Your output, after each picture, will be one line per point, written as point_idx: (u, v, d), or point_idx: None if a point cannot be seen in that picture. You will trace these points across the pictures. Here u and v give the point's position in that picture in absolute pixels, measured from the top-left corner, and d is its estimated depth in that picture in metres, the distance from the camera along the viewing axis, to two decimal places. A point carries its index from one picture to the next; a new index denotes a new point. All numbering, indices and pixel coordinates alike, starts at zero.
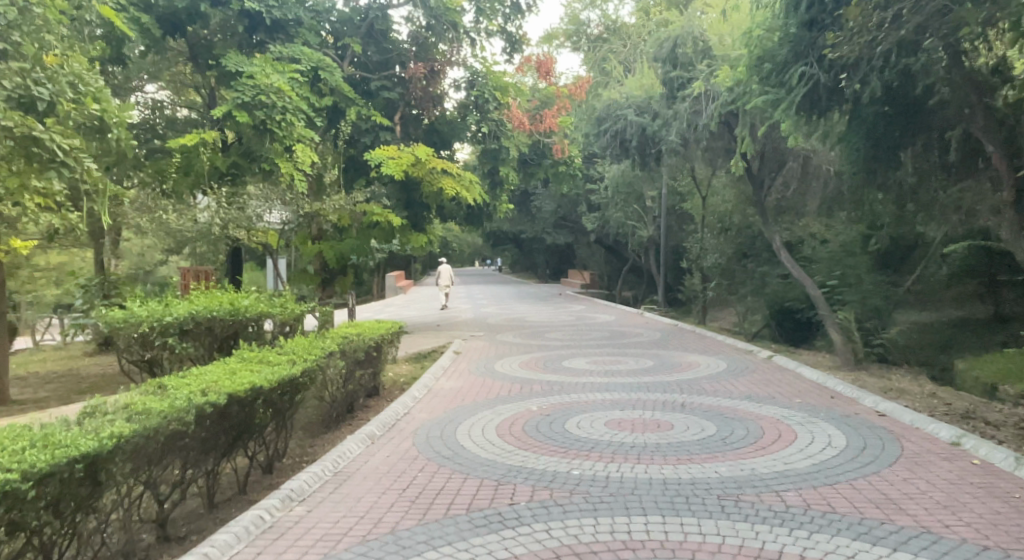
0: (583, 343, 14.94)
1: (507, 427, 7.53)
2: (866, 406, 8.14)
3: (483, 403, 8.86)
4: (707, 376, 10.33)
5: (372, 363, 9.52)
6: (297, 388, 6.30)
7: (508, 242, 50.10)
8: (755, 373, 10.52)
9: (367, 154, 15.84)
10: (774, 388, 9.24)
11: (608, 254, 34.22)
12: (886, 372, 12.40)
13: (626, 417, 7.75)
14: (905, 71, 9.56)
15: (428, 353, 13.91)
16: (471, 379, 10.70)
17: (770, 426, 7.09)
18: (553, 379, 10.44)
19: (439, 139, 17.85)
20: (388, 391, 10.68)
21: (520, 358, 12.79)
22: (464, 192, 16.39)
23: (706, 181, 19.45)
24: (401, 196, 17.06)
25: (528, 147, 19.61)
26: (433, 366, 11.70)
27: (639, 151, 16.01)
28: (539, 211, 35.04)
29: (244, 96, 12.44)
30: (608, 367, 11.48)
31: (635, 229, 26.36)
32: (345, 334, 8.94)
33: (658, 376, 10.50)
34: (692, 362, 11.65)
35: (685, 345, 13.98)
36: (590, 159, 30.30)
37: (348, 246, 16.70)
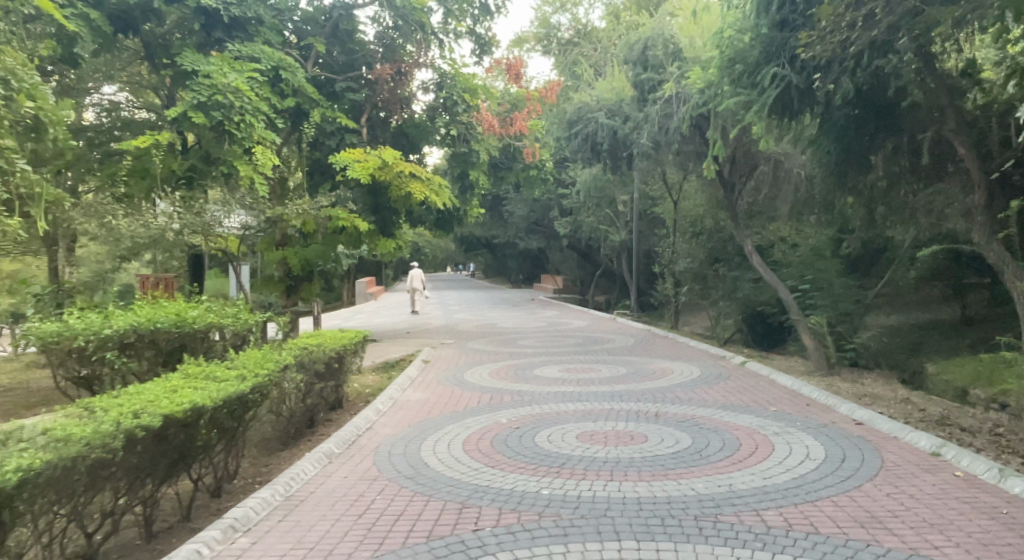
0: (555, 350, 14.64)
1: (474, 442, 7.18)
2: (843, 414, 7.93)
3: (450, 415, 8.49)
4: (681, 384, 10.07)
5: (335, 375, 9.13)
6: (246, 405, 5.93)
7: (481, 247, 49.77)
8: (728, 380, 10.31)
9: (332, 157, 15.42)
10: (749, 396, 9.00)
11: (581, 258, 34.04)
12: (858, 377, 12.29)
13: (598, 429, 7.45)
14: (877, 73, 9.40)
15: (396, 362, 13.51)
16: (439, 389, 10.33)
17: (746, 438, 6.84)
18: (523, 389, 10.11)
19: (407, 142, 17.45)
20: (353, 403, 10.29)
21: (490, 367, 12.44)
22: (433, 197, 16.00)
23: (678, 185, 19.32)
24: (368, 200, 16.66)
25: (499, 151, 19.30)
26: (400, 376, 11.31)
27: (610, 154, 15.78)
28: (511, 216, 34.75)
29: (200, 96, 12.14)
30: (580, 375, 11.18)
31: (607, 234, 26.19)
32: (304, 344, 8.54)
33: (631, 384, 10.22)
34: (665, 369, 11.42)
35: (658, 351, 13.76)
36: (561, 163, 30.10)
37: (313, 252, 16.24)
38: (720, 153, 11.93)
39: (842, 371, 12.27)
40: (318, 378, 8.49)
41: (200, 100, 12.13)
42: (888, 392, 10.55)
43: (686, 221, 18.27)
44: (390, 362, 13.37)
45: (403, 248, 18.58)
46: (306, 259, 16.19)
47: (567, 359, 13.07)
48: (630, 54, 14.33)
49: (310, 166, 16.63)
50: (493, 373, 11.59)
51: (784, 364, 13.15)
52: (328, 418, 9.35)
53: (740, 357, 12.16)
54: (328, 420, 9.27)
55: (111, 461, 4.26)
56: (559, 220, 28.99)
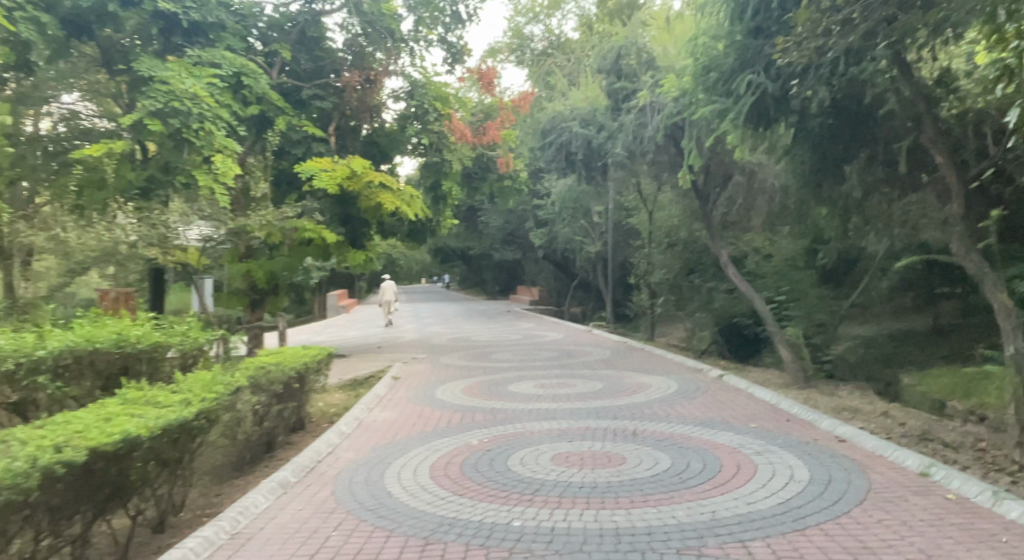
0: (529, 364, 14.25)
1: (442, 467, 6.77)
2: (825, 430, 7.65)
3: (418, 437, 8.05)
4: (657, 400, 9.74)
5: (295, 395, 8.72)
6: (191, 434, 5.53)
7: (457, 259, 49.33)
8: (707, 395, 10.00)
9: (298, 166, 14.95)
10: (728, 411, 8.70)
11: (556, 269, 33.74)
12: (837, 389, 12.07)
13: (573, 451, 7.08)
14: (853, 81, 9.21)
15: (365, 379, 13.07)
16: (408, 408, 9.88)
17: (728, 458, 6.51)
18: (495, 407, 9.70)
19: (378, 152, 17.07)
20: (316, 424, 9.85)
21: (462, 383, 12.01)
22: (404, 208, 15.62)
23: (653, 196, 19.11)
24: (336, 210, 16.19)
25: (472, 160, 18.94)
26: (367, 395, 10.84)
27: (584, 164, 15.51)
28: (485, 227, 34.38)
29: (156, 103, 11.64)
30: (554, 390, 10.81)
31: (582, 245, 25.94)
32: (262, 363, 8.09)
33: (607, 400, 9.86)
34: (642, 384, 11.09)
35: (634, 364, 13.44)
36: (536, 174, 29.84)
37: (280, 265, 15.89)
38: (695, 163, 11.68)
39: (820, 384, 12.04)
40: (276, 399, 8.03)
41: (157, 107, 11.65)
42: (868, 405, 10.33)
43: (662, 232, 18.05)
44: (358, 380, 12.90)
45: (374, 260, 18.10)
46: (272, 272, 15.82)
47: (541, 374, 12.69)
48: (604, 63, 14.09)
49: (277, 177, 16.16)
50: (464, 390, 11.16)
51: (761, 377, 12.90)
52: (289, 441, 8.92)
53: (718, 370, 11.89)
54: (289, 443, 8.84)
55: (24, 499, 3.95)
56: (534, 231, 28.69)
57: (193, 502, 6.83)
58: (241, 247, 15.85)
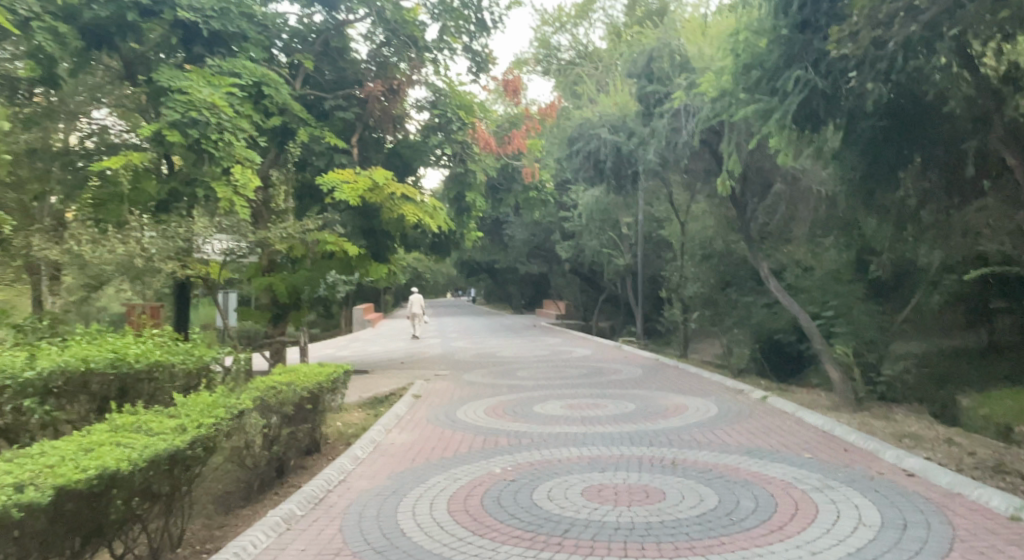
0: (557, 382, 13.60)
1: (462, 500, 6.17)
2: (887, 463, 6.93)
3: (439, 463, 7.49)
4: (695, 424, 9.05)
5: (309, 416, 8.21)
6: (186, 466, 5.03)
7: (482, 272, 48.84)
8: (750, 419, 9.30)
9: (320, 178, 14.56)
10: (775, 439, 7.99)
11: (583, 283, 33.08)
12: (888, 412, 11.28)
13: (606, 483, 6.44)
14: (911, 78, 8.54)
15: (386, 397, 12.58)
16: (427, 430, 9.30)
17: (782, 496, 5.84)
18: (521, 430, 9.08)
19: (402, 164, 16.56)
20: (331, 446, 9.34)
21: (487, 402, 11.43)
22: (427, 220, 15.21)
23: (684, 207, 18.44)
24: (359, 222, 15.79)
25: (497, 172, 18.40)
26: (386, 414, 10.29)
27: (615, 173, 14.89)
28: (511, 240, 33.85)
29: (174, 114, 11.27)
30: (583, 413, 10.16)
31: (611, 258, 25.28)
32: (272, 384, 7.57)
33: (641, 424, 9.19)
34: (677, 406, 10.40)
35: (668, 383, 12.74)
36: (563, 186, 29.27)
37: (303, 279, 15.64)
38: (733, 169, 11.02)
39: (871, 405, 11.25)
40: (286, 422, 7.51)
41: (176, 117, 11.30)
42: (927, 432, 9.55)
43: (695, 244, 17.34)
44: (379, 398, 12.42)
45: (397, 273, 17.69)
46: (294, 286, 15.55)
47: (570, 392, 12.03)
48: (634, 67, 13.50)
49: (299, 189, 15.81)
50: (488, 410, 10.54)
51: (805, 397, 12.14)
52: (303, 464, 8.43)
53: (759, 391, 11.16)
54: (302, 468, 8.32)
55: None
56: (560, 244, 28.08)
57: (193, 534, 6.31)
58: (264, 260, 15.75)
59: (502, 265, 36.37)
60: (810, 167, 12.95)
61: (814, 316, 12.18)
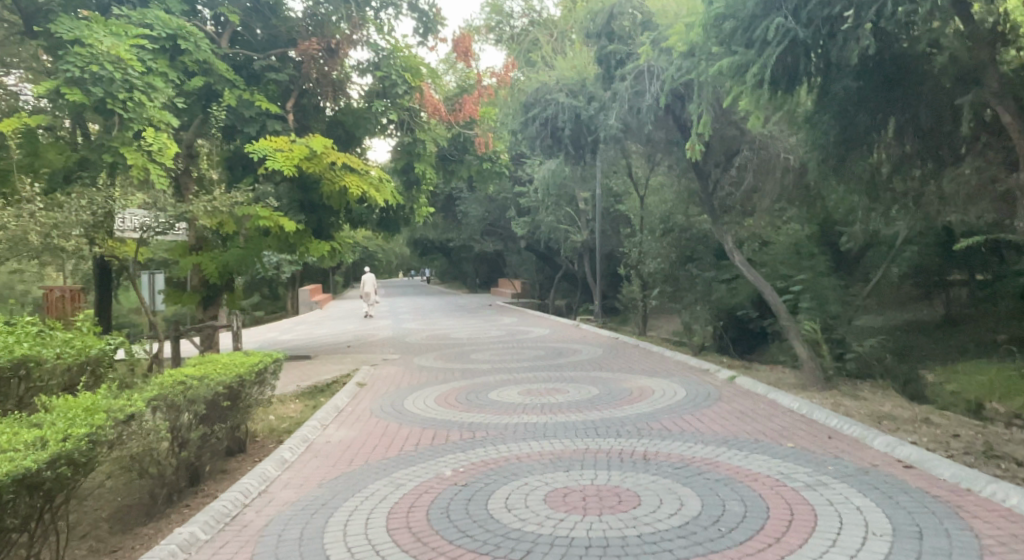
0: (512, 365, 12.72)
1: (404, 514, 5.21)
2: (879, 451, 6.21)
3: (378, 465, 6.50)
4: (663, 410, 8.25)
5: (227, 413, 7.17)
6: (42, 491, 4.08)
7: (436, 251, 47.61)
8: (722, 402, 8.55)
9: (248, 146, 13.35)
10: (752, 426, 7.22)
11: (539, 260, 32.23)
12: (860, 389, 10.71)
13: (572, 486, 5.56)
14: (897, 26, 7.78)
15: (327, 385, 11.64)
16: (368, 425, 8.30)
17: (772, 499, 5.07)
18: (473, 423, 8.15)
19: (344, 132, 15.53)
20: (259, 446, 8.34)
21: (437, 390, 10.48)
22: (371, 192, 14.17)
23: (644, 179, 17.66)
24: (296, 196, 14.66)
25: (448, 141, 17.16)
26: (324, 406, 9.26)
27: (572, 142, 14.00)
28: (465, 218, 32.76)
29: (74, 68, 10.31)
30: (541, 399, 9.28)
31: (568, 234, 24.47)
32: (178, 379, 6.49)
33: (605, 411, 8.35)
34: (642, 390, 9.61)
35: (629, 364, 12.00)
36: (517, 160, 28.23)
37: (235, 258, 14.55)
38: (702, 133, 10.21)
39: (841, 383, 10.67)
40: (195, 422, 6.46)
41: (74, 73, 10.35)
42: (906, 412, 8.94)
43: (655, 217, 16.60)
44: (319, 386, 11.46)
45: (342, 253, 16.62)
46: (225, 265, 14.46)
47: (525, 377, 11.16)
48: (592, 26, 12.64)
49: (230, 161, 14.56)
50: (437, 399, 9.58)
51: (771, 375, 11.56)
52: (222, 469, 7.42)
53: (726, 371, 10.49)
54: (222, 474, 7.31)
55: None
56: (515, 220, 27.10)
57: None
58: (193, 239, 14.76)
59: (456, 244, 35.27)
60: (776, 133, 12.25)
61: (779, 291, 11.62)
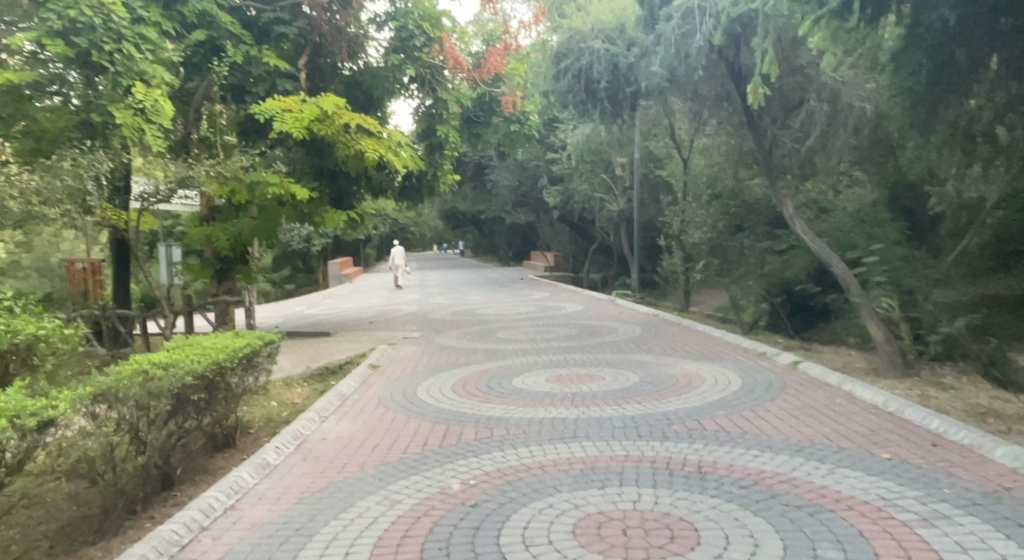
0: (542, 345, 11.56)
1: (393, 550, 4.07)
2: (1002, 465, 4.86)
3: (376, 473, 5.41)
4: (715, 405, 6.97)
5: (206, 406, 6.22)
6: None
7: (467, 223, 46.50)
8: (786, 394, 7.25)
9: (254, 106, 12.33)
10: (830, 427, 5.91)
11: (573, 232, 30.83)
12: (942, 375, 9.27)
13: (609, 511, 4.38)
14: None
15: (339, 366, 10.79)
16: (371, 418, 7.21)
17: (876, 540, 3.82)
18: (492, 417, 6.99)
19: (362, 94, 14.39)
20: (250, 441, 7.35)
21: (457, 374, 9.38)
22: (389, 156, 13.05)
23: (687, 141, 16.20)
24: (310, 161, 13.58)
25: (472, 101, 15.84)
26: (329, 392, 8.23)
27: (610, 97, 12.56)
28: (495, 187, 31.39)
29: (53, 16, 9.51)
30: (572, 388, 8.08)
31: (603, 203, 23.04)
32: (137, 372, 5.57)
33: (645, 405, 7.12)
34: (689, 377, 8.34)
35: (672, 345, 10.74)
36: (551, 125, 26.83)
37: (246, 230, 13.71)
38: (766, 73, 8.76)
39: (920, 367, 9.25)
40: (157, 422, 5.53)
41: (57, 23, 9.57)
42: (1007, 405, 7.52)
43: (701, 181, 15.13)
44: (330, 367, 10.60)
45: (362, 223, 15.57)
46: (236, 236, 13.82)
47: (555, 360, 9.97)
48: None
49: (242, 124, 13.51)
50: (454, 386, 8.45)
51: (834, 359, 10.22)
52: (204, 467, 6.52)
53: (786, 354, 9.19)
54: (204, 473, 6.40)
55: None
56: (547, 189, 25.76)
57: None
58: (204, 207, 14.56)
59: (487, 215, 34.01)
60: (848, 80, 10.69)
61: (845, 264, 10.27)
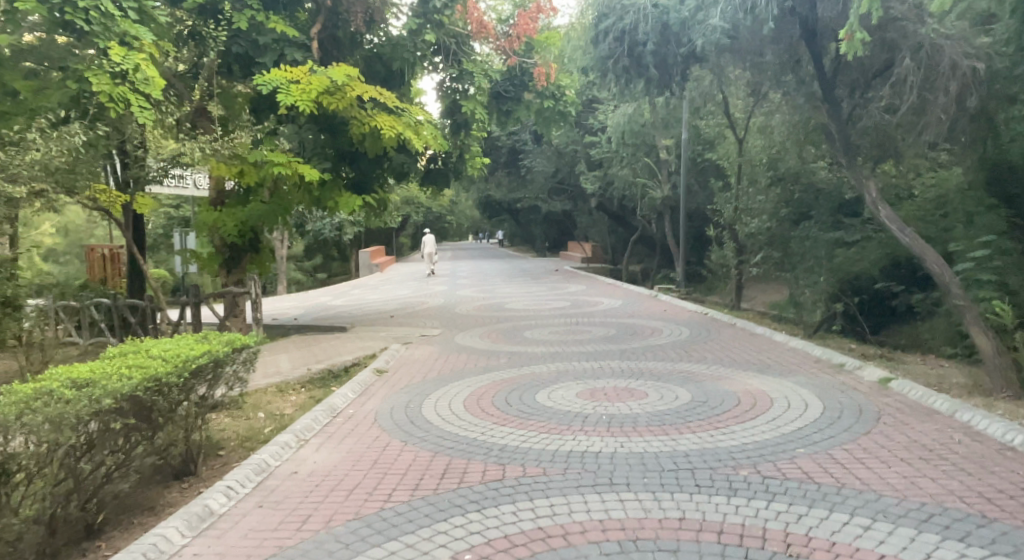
0: (577, 348, 10.10)
1: None
2: None
3: (348, 535, 4.06)
4: (793, 440, 5.46)
5: (145, 433, 4.91)
6: None
7: (502, 212, 45.16)
8: (886, 426, 5.69)
9: (257, 77, 11.02)
10: (959, 486, 4.36)
11: (612, 221, 29.17)
12: None
13: None
14: None
15: (344, 369, 9.51)
16: (358, 444, 5.83)
17: None
18: (508, 448, 5.58)
19: (384, 68, 13.05)
20: (213, 466, 6.07)
21: (474, 384, 7.98)
22: (408, 135, 11.68)
23: (743, 119, 14.55)
24: (321, 139, 12.26)
25: (501, 75, 14.43)
26: (317, 406, 6.91)
27: (659, 62, 11.02)
28: (530, 173, 29.91)
29: None
30: (609, 408, 6.64)
31: (645, 189, 21.41)
32: (40, 393, 4.24)
33: (705, 436, 5.63)
34: (753, 396, 6.82)
35: (727, 353, 9.19)
36: (590, 106, 25.28)
37: (255, 215, 12.59)
38: (865, 14, 7.19)
39: None
40: (69, 459, 4.23)
41: None
42: None
43: (758, 163, 13.47)
44: (333, 370, 9.33)
45: (382, 210, 14.25)
46: (243, 221, 12.70)
47: (590, 369, 8.51)
48: None
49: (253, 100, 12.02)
50: (467, 403, 7.04)
51: (927, 372, 8.56)
52: (146, 504, 5.25)
53: (870, 369, 7.58)
54: (146, 512, 5.12)
55: None
56: (585, 175, 24.24)
57: None
58: (212, 191, 13.46)
59: (523, 203, 32.55)
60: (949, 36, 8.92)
61: (941, 259, 8.60)
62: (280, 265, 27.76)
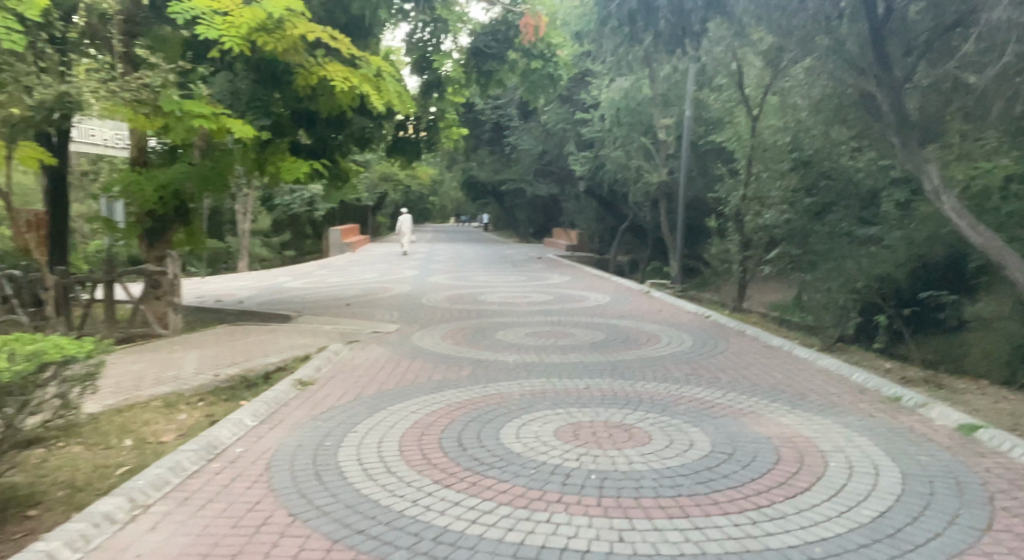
0: (558, 357, 8.14)
1: None
2: None
3: None
4: (876, 542, 3.58)
5: None
6: None
7: (485, 194, 43.06)
8: (1011, 516, 3.84)
9: (176, 3, 8.94)
10: None
11: (600, 208, 27.26)
12: None
13: None
14: None
15: (264, 375, 7.52)
16: (221, 518, 3.88)
17: None
18: (445, 536, 3.67)
19: (343, 13, 10.81)
20: (9, 538, 4.08)
21: (422, 409, 6.01)
22: (367, 90, 9.59)
23: (759, 94, 12.66)
24: (263, 91, 10.19)
25: (483, 31, 12.43)
26: (186, 442, 4.90)
27: (673, 8, 9.03)
28: (515, 151, 27.89)
29: None
30: (598, 460, 4.69)
31: (639, 173, 19.44)
32: None
33: (742, 525, 3.75)
34: (798, 448, 4.91)
35: (747, 374, 7.26)
36: (582, 81, 23.29)
37: (180, 177, 10.46)
38: None
39: None
40: None
41: None
42: None
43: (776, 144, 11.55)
44: (248, 377, 7.34)
45: (338, 182, 12.19)
46: (165, 185, 10.51)
47: (572, 391, 6.55)
48: None
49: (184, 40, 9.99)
50: (403, 443, 5.08)
51: (997, 408, 6.74)
52: None
53: (944, 410, 5.69)
54: None
55: None
56: (574, 155, 22.26)
57: None
58: (134, 150, 11.40)
59: (507, 184, 30.58)
60: None
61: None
62: (242, 239, 25.55)
